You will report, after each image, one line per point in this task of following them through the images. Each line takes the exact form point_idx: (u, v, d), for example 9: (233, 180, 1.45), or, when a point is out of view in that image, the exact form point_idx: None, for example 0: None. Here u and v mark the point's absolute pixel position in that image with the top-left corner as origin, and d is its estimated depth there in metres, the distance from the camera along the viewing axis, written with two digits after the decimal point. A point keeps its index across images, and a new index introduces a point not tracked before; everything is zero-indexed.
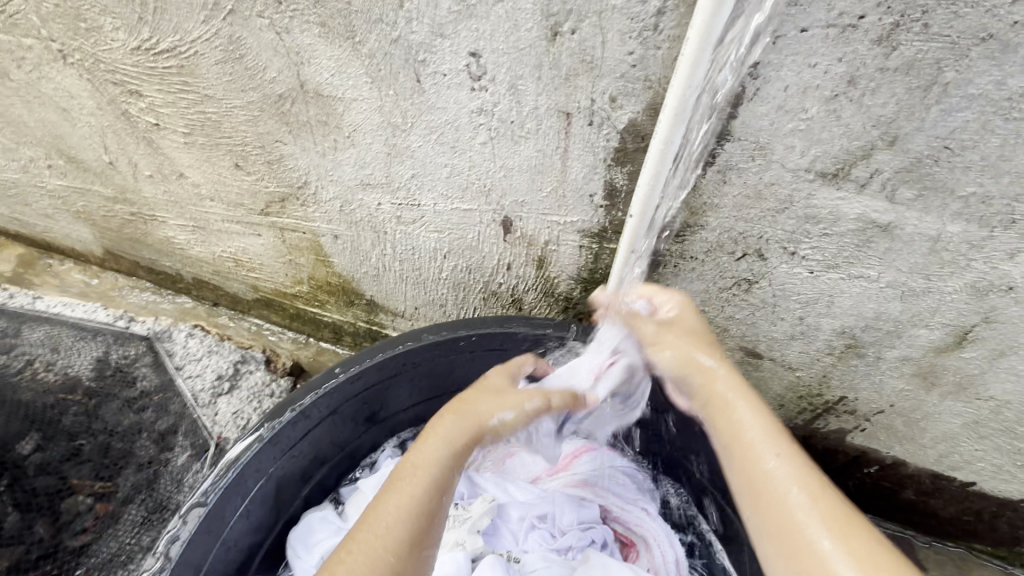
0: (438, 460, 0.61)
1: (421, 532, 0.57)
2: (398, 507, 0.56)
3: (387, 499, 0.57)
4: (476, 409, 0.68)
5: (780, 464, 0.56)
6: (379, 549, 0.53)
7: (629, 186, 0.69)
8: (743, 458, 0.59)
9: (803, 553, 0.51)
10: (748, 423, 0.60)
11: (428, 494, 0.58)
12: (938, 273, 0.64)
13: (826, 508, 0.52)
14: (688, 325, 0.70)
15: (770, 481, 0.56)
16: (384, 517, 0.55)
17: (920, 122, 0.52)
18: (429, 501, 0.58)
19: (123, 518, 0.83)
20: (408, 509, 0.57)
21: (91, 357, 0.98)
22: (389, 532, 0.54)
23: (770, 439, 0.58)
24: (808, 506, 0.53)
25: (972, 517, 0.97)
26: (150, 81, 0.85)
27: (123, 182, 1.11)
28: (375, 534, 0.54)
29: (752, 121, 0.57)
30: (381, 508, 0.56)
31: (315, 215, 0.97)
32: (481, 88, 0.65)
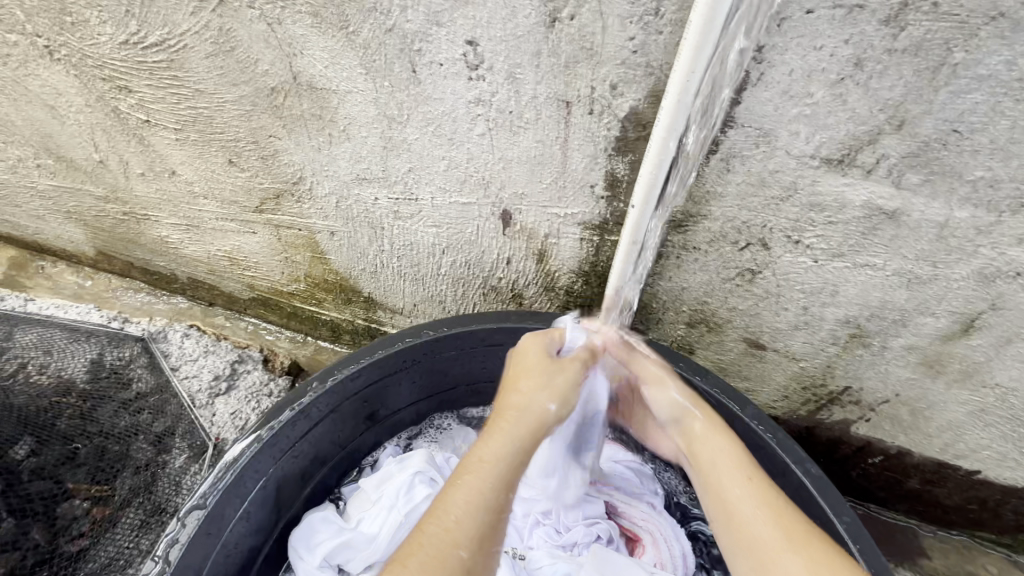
0: (505, 454, 0.59)
1: (489, 531, 0.54)
2: (469, 502, 0.54)
3: (454, 496, 0.55)
4: (529, 399, 0.64)
5: (744, 492, 0.59)
6: (448, 547, 0.51)
7: (631, 176, 0.68)
8: (715, 491, 0.62)
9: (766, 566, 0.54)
10: (720, 455, 0.64)
11: (495, 492, 0.56)
12: (945, 259, 0.63)
13: (786, 526, 0.55)
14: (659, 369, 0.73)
15: (734, 508, 0.59)
16: (454, 513, 0.53)
17: (928, 105, 0.51)
18: (499, 500, 0.56)
19: (121, 522, 0.81)
20: (478, 505, 0.55)
21: (85, 359, 0.95)
22: (458, 530, 0.52)
23: (736, 469, 0.61)
24: (767, 524, 0.56)
25: (977, 505, 0.97)
26: (139, 76, 0.83)
27: (115, 180, 1.09)
28: (447, 531, 0.52)
29: (756, 106, 0.56)
30: (450, 506, 0.54)
31: (311, 211, 0.95)
32: (478, 78, 0.64)
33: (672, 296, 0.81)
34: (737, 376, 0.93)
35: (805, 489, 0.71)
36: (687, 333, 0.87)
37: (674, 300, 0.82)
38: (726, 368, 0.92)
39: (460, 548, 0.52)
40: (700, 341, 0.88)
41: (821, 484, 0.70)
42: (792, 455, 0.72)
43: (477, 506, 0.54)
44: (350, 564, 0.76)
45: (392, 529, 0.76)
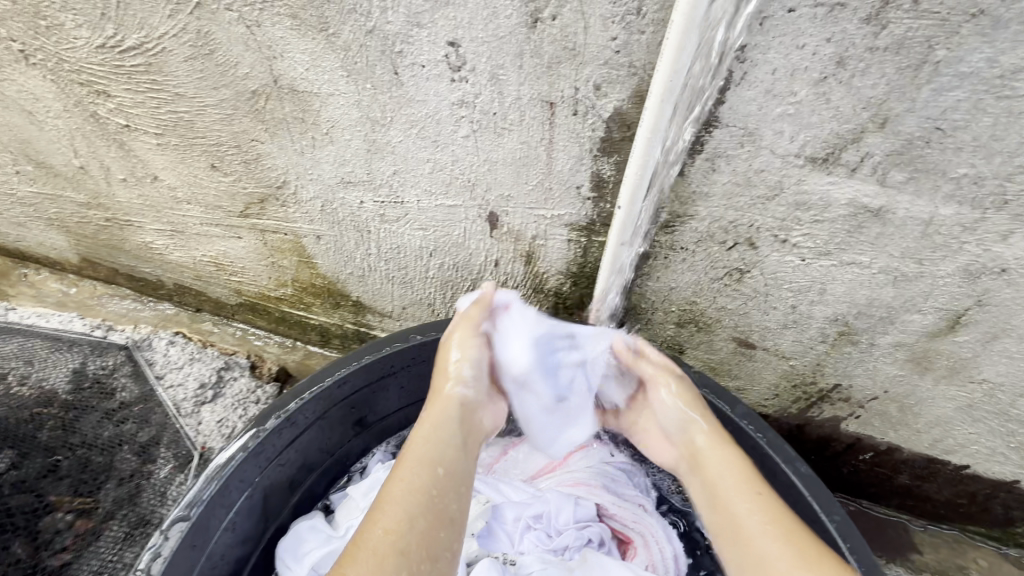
0: (433, 439, 0.64)
1: (420, 510, 0.57)
2: (399, 492, 0.58)
3: (386, 493, 0.59)
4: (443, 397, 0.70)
5: (750, 509, 0.60)
6: (374, 542, 0.54)
7: (616, 177, 0.67)
8: (723, 508, 0.62)
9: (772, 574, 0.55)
10: (724, 469, 0.64)
11: (420, 476, 0.60)
12: (931, 256, 0.63)
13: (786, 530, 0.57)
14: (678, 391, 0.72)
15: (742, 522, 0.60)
16: (382, 507, 0.58)
17: (911, 102, 0.51)
18: (427, 479, 0.60)
19: (105, 536, 0.80)
20: (413, 489, 0.59)
21: (68, 369, 0.95)
22: (387, 513, 0.57)
23: (743, 484, 0.62)
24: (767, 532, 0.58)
25: (967, 500, 0.97)
26: (117, 80, 0.81)
27: (96, 186, 1.08)
28: (377, 525, 0.56)
29: (740, 106, 0.56)
30: (383, 502, 0.58)
31: (296, 215, 0.94)
32: (461, 79, 0.63)
33: (661, 296, 0.81)
34: (727, 375, 0.93)
35: (795, 488, 0.70)
36: (676, 333, 0.87)
37: (662, 301, 0.81)
38: (716, 368, 0.92)
39: (391, 537, 0.55)
40: (689, 341, 0.88)
41: (811, 483, 0.70)
42: (782, 454, 0.71)
43: (405, 494, 0.58)
44: None
45: None
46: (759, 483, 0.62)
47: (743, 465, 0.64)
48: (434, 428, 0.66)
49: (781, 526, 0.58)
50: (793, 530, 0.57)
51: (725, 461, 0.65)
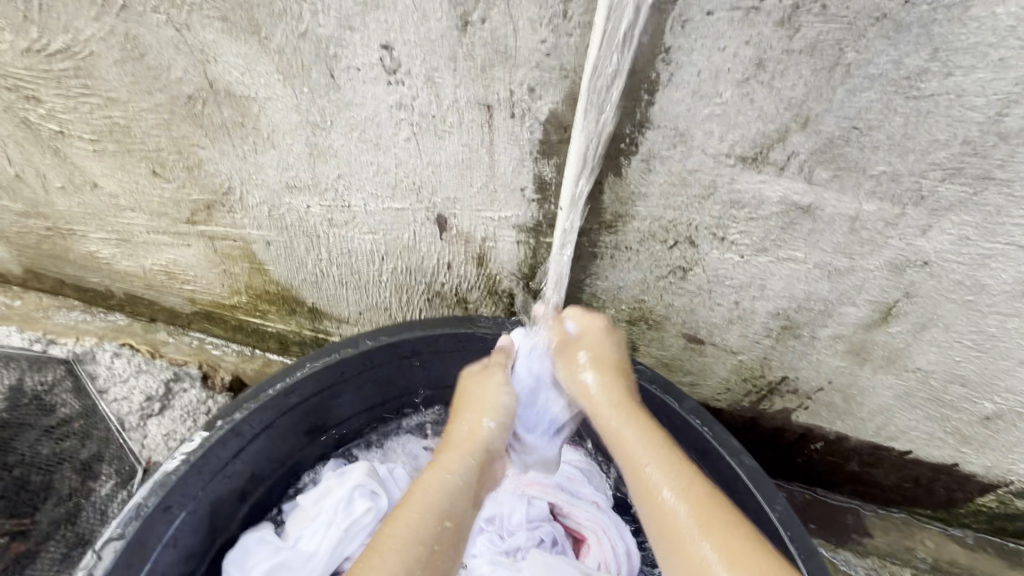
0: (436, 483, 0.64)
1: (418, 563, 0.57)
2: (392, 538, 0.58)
3: (383, 539, 0.58)
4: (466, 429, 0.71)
5: (658, 472, 0.62)
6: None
7: (558, 178, 0.68)
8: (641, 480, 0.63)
9: (685, 556, 0.57)
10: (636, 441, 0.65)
11: (423, 526, 0.60)
12: (860, 251, 0.65)
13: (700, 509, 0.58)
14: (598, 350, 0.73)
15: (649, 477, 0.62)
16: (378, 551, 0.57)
17: (828, 102, 0.52)
18: (427, 530, 0.60)
19: (41, 557, 0.78)
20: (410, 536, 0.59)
21: (3, 385, 0.88)
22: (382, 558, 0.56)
23: (647, 447, 0.64)
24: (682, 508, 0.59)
25: (911, 484, 1.01)
26: (46, 85, 0.78)
27: (34, 195, 1.04)
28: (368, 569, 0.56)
29: (670, 107, 0.57)
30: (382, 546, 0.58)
31: (244, 221, 0.92)
32: (398, 82, 0.63)
33: (610, 295, 0.82)
34: (681, 371, 0.94)
35: (740, 480, 0.72)
36: (629, 332, 0.88)
37: (612, 299, 0.83)
38: (669, 364, 0.93)
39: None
40: (642, 338, 0.89)
41: (756, 475, 0.71)
42: (728, 447, 0.73)
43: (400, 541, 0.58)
44: None
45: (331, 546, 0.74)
46: (665, 446, 0.65)
47: (650, 430, 0.66)
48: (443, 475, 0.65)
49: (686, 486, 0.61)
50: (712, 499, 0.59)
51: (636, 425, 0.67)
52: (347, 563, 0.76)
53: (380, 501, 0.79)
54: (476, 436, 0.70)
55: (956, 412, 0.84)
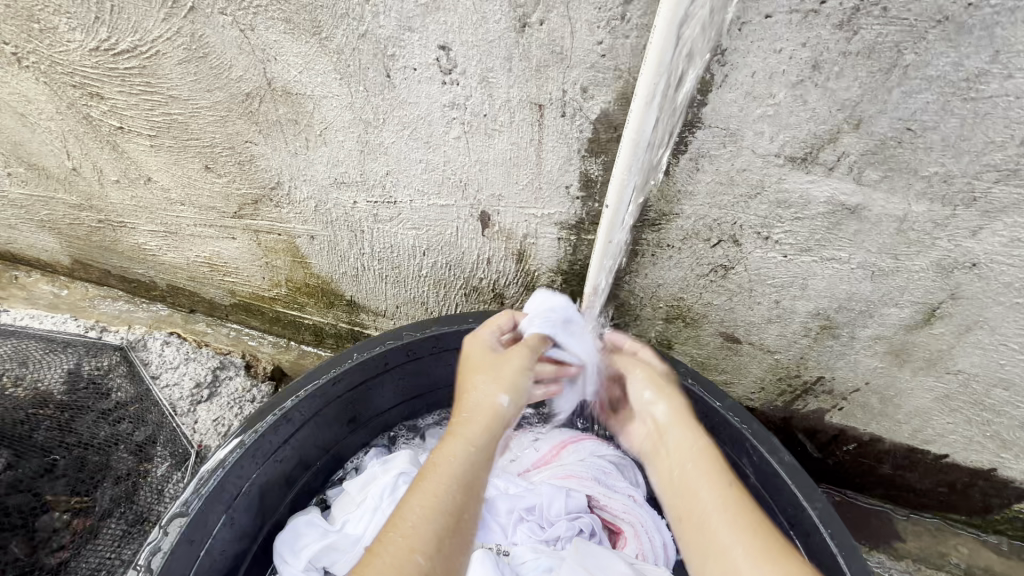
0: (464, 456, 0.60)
1: (445, 537, 0.52)
2: (423, 510, 0.53)
3: (400, 521, 0.52)
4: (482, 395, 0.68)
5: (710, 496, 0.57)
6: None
7: (604, 176, 0.69)
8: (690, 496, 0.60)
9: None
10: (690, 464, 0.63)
11: (449, 498, 0.55)
12: (906, 252, 0.65)
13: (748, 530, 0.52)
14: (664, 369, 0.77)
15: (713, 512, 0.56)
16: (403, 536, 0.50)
17: (883, 104, 0.53)
18: (455, 502, 0.55)
19: (103, 533, 0.80)
20: (434, 507, 0.54)
21: (62, 369, 0.94)
22: (414, 529, 0.51)
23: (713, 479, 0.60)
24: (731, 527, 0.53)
25: (946, 488, 1.00)
26: (111, 83, 0.82)
27: (89, 188, 1.08)
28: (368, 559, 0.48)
29: (722, 108, 0.58)
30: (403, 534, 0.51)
31: (290, 216, 0.95)
32: (452, 82, 0.65)
33: (649, 292, 0.84)
34: (715, 369, 0.95)
35: (780, 478, 0.73)
36: (665, 329, 0.90)
37: (651, 297, 0.84)
38: (703, 362, 0.95)
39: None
40: (677, 336, 0.91)
41: (795, 471, 0.72)
42: (766, 444, 0.74)
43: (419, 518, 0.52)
44: (335, 566, 0.76)
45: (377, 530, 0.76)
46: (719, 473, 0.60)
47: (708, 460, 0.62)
48: (460, 445, 0.61)
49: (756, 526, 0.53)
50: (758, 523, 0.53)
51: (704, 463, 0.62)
52: None
53: None
54: (480, 404, 0.67)
55: (997, 416, 0.83)
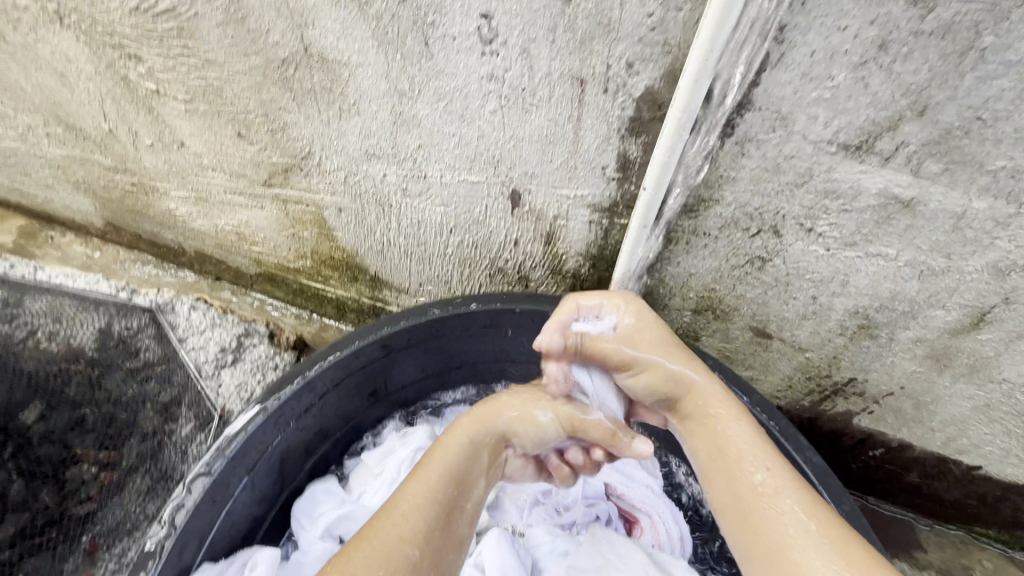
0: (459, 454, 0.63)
1: (434, 527, 0.57)
2: (410, 496, 0.58)
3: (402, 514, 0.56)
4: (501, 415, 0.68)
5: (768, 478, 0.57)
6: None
7: (643, 158, 0.67)
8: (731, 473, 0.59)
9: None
10: (734, 439, 0.61)
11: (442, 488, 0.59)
12: (960, 251, 0.62)
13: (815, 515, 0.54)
14: (655, 332, 0.67)
15: (763, 488, 0.57)
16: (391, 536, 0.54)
17: (952, 90, 0.50)
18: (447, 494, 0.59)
19: (128, 488, 0.81)
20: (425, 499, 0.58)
21: (93, 328, 0.97)
22: (405, 521, 0.55)
23: (759, 452, 0.59)
24: (794, 513, 0.54)
25: (976, 501, 0.97)
26: (149, 44, 0.82)
27: (124, 151, 1.09)
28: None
29: (775, 89, 0.55)
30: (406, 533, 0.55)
31: (319, 186, 0.95)
32: (492, 53, 0.63)
33: (680, 282, 0.82)
34: (741, 365, 0.93)
35: (806, 477, 0.71)
36: (692, 320, 0.88)
37: (681, 286, 0.82)
38: (729, 357, 0.92)
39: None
40: (706, 328, 0.89)
41: (823, 473, 0.70)
42: (795, 443, 0.72)
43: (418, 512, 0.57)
44: (350, 535, 0.76)
45: None
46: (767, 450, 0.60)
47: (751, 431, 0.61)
48: (464, 435, 0.66)
49: (811, 504, 0.55)
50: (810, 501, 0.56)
51: (747, 430, 0.61)
52: None
53: None
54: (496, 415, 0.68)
55: None
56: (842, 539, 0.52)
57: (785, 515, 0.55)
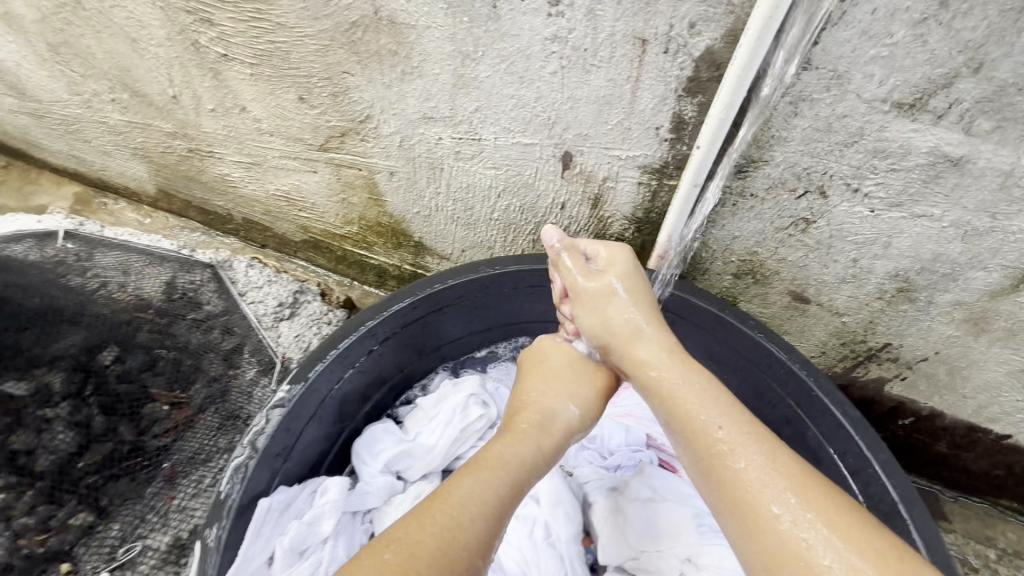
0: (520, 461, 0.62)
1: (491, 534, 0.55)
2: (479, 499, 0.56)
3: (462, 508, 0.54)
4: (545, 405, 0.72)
5: (727, 433, 0.59)
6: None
7: (698, 118, 0.71)
8: (687, 426, 0.62)
9: (766, 541, 0.53)
10: (688, 394, 0.64)
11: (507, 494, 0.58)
12: (1006, 211, 0.65)
13: (782, 469, 0.56)
14: (620, 278, 0.77)
15: (719, 448, 0.58)
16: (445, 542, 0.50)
17: (1009, 47, 0.52)
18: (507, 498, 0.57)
19: (200, 424, 0.88)
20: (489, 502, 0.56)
21: (160, 280, 1.02)
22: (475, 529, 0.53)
23: (713, 408, 0.62)
24: (757, 468, 0.56)
25: (1003, 471, 1.00)
26: (222, 9, 0.87)
27: (185, 116, 1.15)
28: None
29: (834, 48, 0.58)
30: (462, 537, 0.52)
31: (374, 150, 1.00)
32: (557, 14, 0.66)
33: (723, 245, 0.85)
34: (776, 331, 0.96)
35: (842, 429, 0.74)
36: (732, 284, 0.91)
37: (724, 249, 0.85)
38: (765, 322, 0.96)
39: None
40: (744, 293, 0.92)
41: (860, 424, 0.73)
42: (832, 397, 0.75)
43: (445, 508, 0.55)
44: (408, 472, 0.82)
45: (449, 442, 0.82)
46: (727, 404, 0.62)
47: (712, 390, 0.64)
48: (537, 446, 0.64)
49: (769, 455, 0.57)
50: (774, 453, 0.57)
51: (701, 389, 0.64)
52: (456, 462, 0.85)
53: (491, 411, 0.87)
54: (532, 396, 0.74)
55: None
56: (809, 486, 0.55)
57: (750, 475, 0.56)
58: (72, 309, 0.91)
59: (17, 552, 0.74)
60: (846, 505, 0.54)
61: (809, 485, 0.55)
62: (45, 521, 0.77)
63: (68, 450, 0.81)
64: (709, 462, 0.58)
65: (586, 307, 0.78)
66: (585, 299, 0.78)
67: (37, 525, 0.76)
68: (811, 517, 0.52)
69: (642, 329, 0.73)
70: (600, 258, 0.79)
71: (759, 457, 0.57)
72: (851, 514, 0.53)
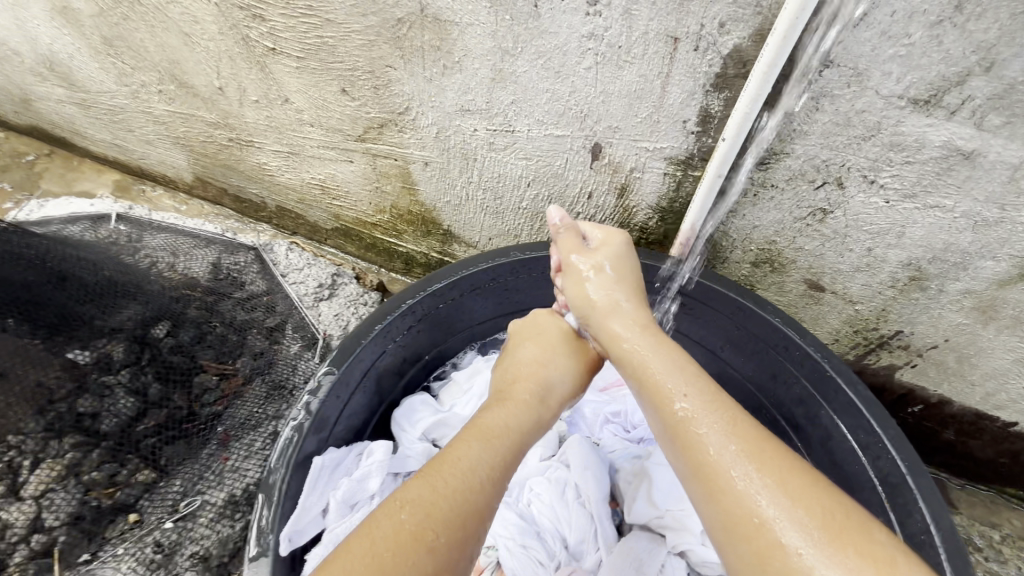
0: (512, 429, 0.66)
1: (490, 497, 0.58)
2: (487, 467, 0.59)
3: (467, 474, 0.57)
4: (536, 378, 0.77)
5: (690, 402, 0.62)
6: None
7: (723, 113, 0.75)
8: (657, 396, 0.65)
9: (723, 499, 0.54)
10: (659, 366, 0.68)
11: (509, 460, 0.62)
12: (1014, 202, 0.69)
13: (739, 432, 0.58)
14: (611, 258, 0.81)
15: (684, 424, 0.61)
16: (455, 502, 0.54)
17: (1018, 48, 0.57)
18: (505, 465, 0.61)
19: (249, 394, 0.94)
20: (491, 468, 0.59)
21: (206, 262, 1.08)
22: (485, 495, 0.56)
23: (680, 379, 0.65)
24: (717, 432, 0.58)
25: (1009, 459, 1.04)
26: (275, 6, 0.92)
27: (229, 107, 1.21)
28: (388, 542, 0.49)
29: (855, 47, 0.62)
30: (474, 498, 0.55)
31: (410, 141, 1.05)
32: (595, 13, 0.71)
33: (743, 234, 0.89)
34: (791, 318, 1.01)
35: (854, 406, 0.79)
36: (750, 272, 0.96)
37: (743, 238, 0.90)
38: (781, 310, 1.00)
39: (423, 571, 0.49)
40: (762, 281, 0.97)
41: (870, 402, 0.78)
42: (844, 377, 0.79)
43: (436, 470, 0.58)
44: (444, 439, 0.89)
45: None
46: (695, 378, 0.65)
47: (681, 364, 0.67)
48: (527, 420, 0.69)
49: (730, 422, 0.59)
50: (734, 418, 0.60)
51: (669, 365, 0.67)
52: None
53: None
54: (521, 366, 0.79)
55: None
56: (767, 454, 0.56)
57: (712, 444, 0.58)
58: (124, 283, 0.93)
59: (88, 504, 0.80)
60: (804, 469, 0.55)
61: (767, 448, 0.57)
62: (112, 477, 0.82)
63: (128, 415, 0.85)
64: (675, 432, 0.60)
65: (574, 281, 0.82)
66: (573, 274, 0.82)
67: (105, 480, 0.81)
68: (766, 481, 0.54)
69: (620, 304, 0.78)
70: (595, 238, 0.84)
71: (717, 423, 0.59)
72: (807, 476, 0.55)
